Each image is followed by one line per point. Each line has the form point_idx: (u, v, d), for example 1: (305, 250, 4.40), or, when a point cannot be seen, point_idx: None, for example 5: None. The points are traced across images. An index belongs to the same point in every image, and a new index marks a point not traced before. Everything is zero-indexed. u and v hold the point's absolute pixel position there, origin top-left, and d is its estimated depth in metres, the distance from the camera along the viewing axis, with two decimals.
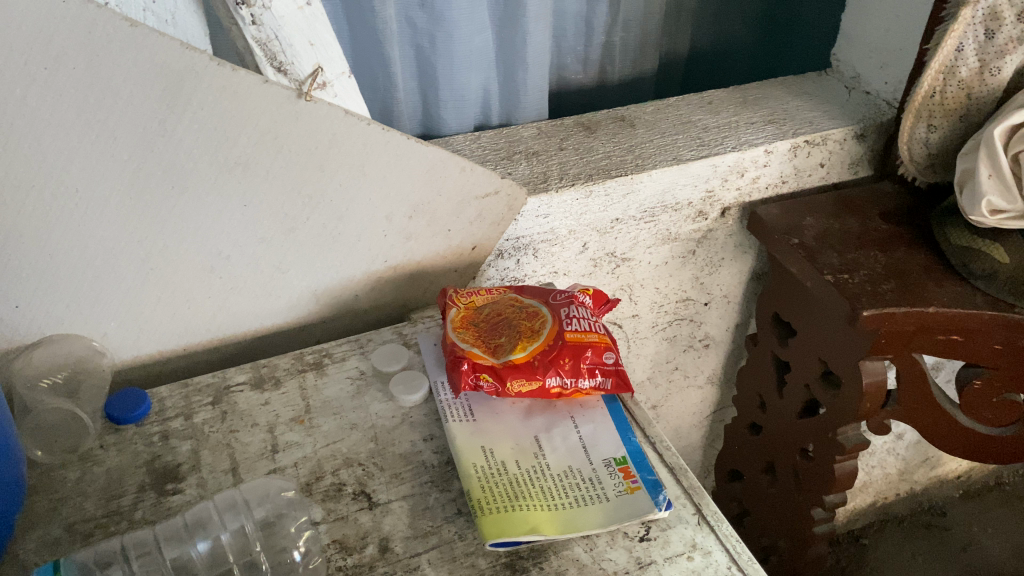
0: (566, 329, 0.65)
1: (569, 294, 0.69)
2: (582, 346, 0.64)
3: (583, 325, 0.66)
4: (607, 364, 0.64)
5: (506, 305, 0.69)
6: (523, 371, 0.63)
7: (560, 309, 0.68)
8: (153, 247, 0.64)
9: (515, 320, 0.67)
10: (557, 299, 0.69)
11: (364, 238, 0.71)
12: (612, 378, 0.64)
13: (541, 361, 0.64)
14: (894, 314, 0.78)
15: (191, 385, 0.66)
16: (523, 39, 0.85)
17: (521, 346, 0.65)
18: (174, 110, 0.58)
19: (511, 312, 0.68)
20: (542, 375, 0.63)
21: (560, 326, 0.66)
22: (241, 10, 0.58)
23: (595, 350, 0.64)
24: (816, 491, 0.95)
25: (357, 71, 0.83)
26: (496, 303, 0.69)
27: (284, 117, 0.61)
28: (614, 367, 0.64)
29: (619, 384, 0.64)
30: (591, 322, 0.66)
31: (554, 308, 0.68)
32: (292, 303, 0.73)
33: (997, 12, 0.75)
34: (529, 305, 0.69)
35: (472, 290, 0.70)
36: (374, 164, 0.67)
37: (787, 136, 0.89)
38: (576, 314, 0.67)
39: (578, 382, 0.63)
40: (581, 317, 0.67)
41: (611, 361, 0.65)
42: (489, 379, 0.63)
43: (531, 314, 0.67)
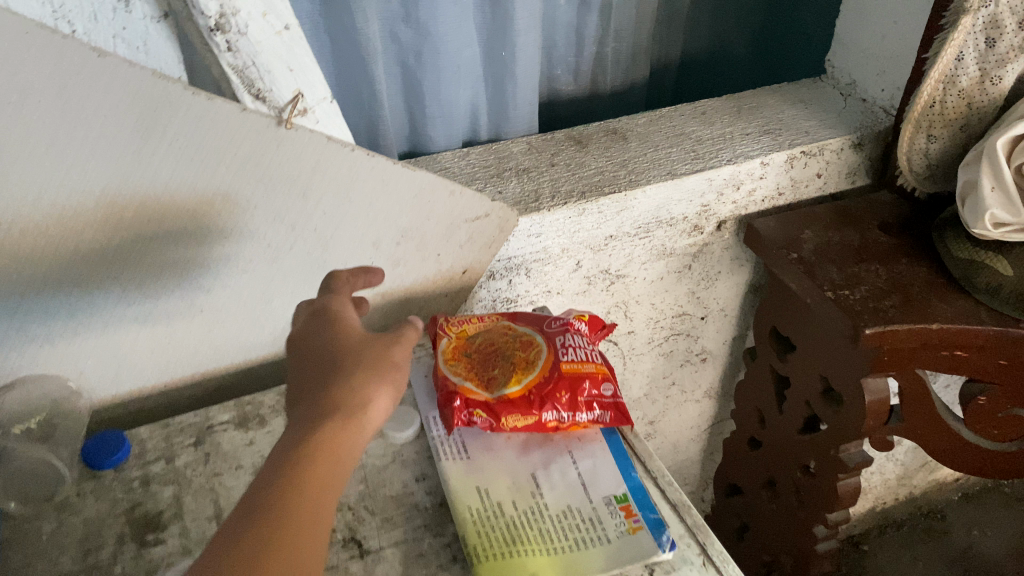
0: (561, 360, 0.63)
1: (565, 322, 0.67)
2: (579, 379, 0.62)
3: (579, 355, 0.63)
4: (605, 396, 0.62)
5: (498, 333, 0.67)
6: (518, 406, 0.61)
7: (555, 337, 0.65)
8: (130, 282, 0.61)
9: (508, 349, 0.65)
10: (552, 327, 0.66)
11: (350, 264, 0.68)
12: (610, 411, 0.62)
13: (536, 395, 0.61)
14: (897, 331, 0.75)
15: (173, 425, 0.64)
16: (512, 53, 0.83)
17: (516, 379, 0.63)
18: (149, 141, 0.55)
19: (504, 340, 0.65)
20: (536, 410, 0.61)
21: (556, 357, 0.63)
22: (216, 37, 0.54)
23: (591, 381, 0.62)
24: (818, 508, 0.93)
25: (341, 88, 0.80)
26: (488, 331, 0.67)
27: (265, 144, 0.58)
28: (612, 400, 0.62)
29: (616, 416, 0.62)
30: (586, 351, 0.64)
31: (549, 336, 0.65)
32: (277, 336, 0.70)
33: (998, 21, 0.72)
34: (523, 333, 0.66)
35: (463, 318, 0.68)
36: (360, 190, 0.64)
37: (784, 147, 0.87)
38: (572, 343, 0.65)
39: (575, 416, 0.61)
40: (577, 347, 0.64)
41: (609, 393, 0.62)
42: (482, 415, 0.61)
43: (525, 343, 0.65)
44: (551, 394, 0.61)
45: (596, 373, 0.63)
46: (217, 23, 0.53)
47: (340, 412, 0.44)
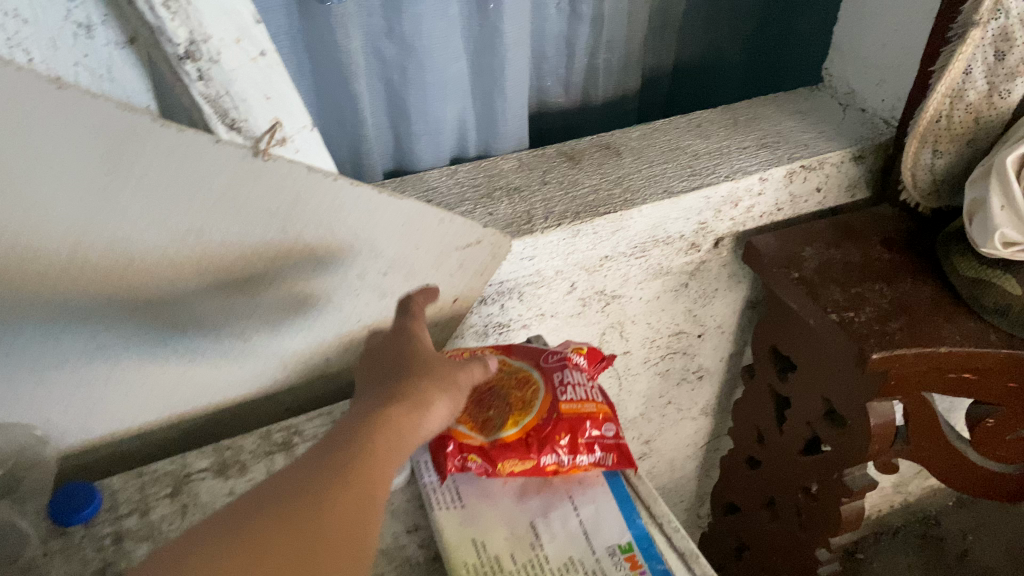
0: (560, 399, 0.60)
1: (562, 356, 0.63)
2: (580, 418, 0.59)
3: (579, 393, 0.60)
4: (606, 438, 0.59)
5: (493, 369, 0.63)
6: (516, 450, 0.58)
7: (553, 374, 0.62)
8: (99, 324, 0.57)
9: (503, 387, 0.62)
10: (549, 362, 0.63)
11: (333, 299, 0.65)
12: (612, 452, 0.59)
13: (534, 437, 0.58)
14: (904, 356, 0.72)
15: (147, 474, 0.60)
16: (501, 67, 0.79)
17: (512, 421, 0.59)
18: (117, 177, 0.51)
19: (499, 378, 0.62)
20: (535, 454, 0.57)
21: (554, 395, 0.60)
22: (187, 65, 0.50)
23: (592, 422, 0.59)
24: (820, 532, 0.91)
25: (322, 106, 0.77)
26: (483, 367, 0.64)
27: (241, 177, 0.54)
28: (615, 441, 0.59)
29: (618, 457, 0.59)
30: (586, 388, 0.61)
31: (546, 373, 0.62)
32: (258, 371, 0.66)
33: (1008, 33, 0.69)
34: (519, 370, 0.63)
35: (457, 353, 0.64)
36: (344, 221, 0.60)
37: (783, 162, 0.83)
38: (571, 379, 0.61)
39: (575, 458, 0.58)
40: (577, 384, 0.61)
41: (611, 434, 0.59)
42: (478, 460, 0.58)
43: (521, 380, 0.62)
44: (550, 436, 0.58)
45: (597, 412, 0.60)
46: (187, 51, 0.50)
47: (411, 409, 0.50)
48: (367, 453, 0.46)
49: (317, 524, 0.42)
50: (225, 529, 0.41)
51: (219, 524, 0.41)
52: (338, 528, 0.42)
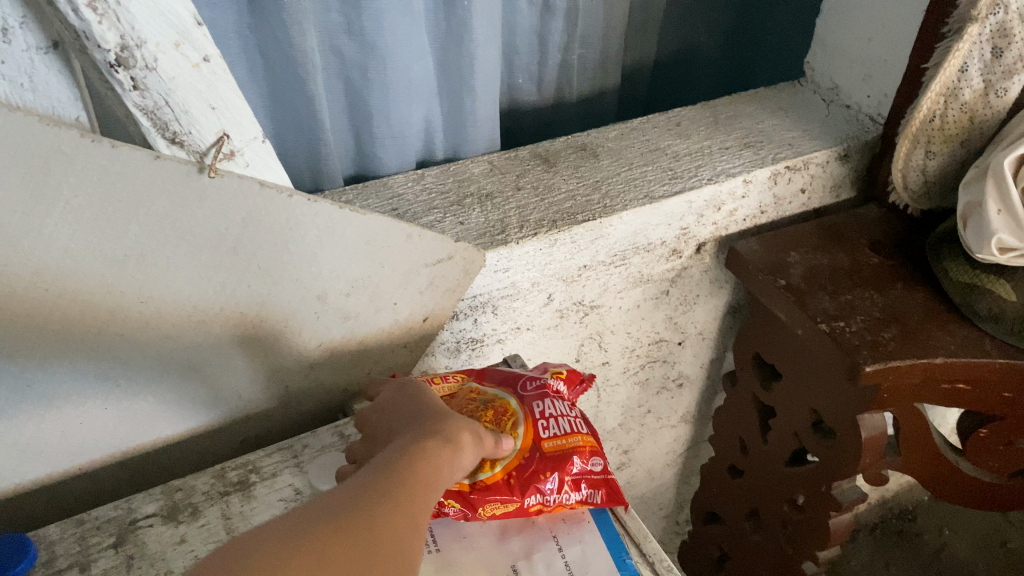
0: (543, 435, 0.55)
1: (541, 383, 0.59)
2: (565, 455, 0.55)
3: (562, 427, 0.56)
4: (594, 473, 0.55)
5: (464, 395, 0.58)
6: (497, 492, 0.53)
7: (531, 403, 0.58)
8: (29, 360, 0.51)
9: (478, 417, 0.56)
10: (528, 391, 0.59)
11: (289, 323, 0.59)
12: (600, 488, 0.55)
13: (516, 477, 0.54)
14: (899, 367, 0.68)
15: (88, 522, 0.55)
16: (470, 66, 0.74)
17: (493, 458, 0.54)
18: (41, 200, 0.46)
19: (473, 407, 0.56)
20: (521, 496, 0.53)
21: (536, 430, 0.56)
22: (119, 73, 0.45)
23: (578, 456, 0.55)
24: (808, 545, 0.87)
25: (277, 111, 0.71)
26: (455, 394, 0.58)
27: (186, 199, 0.49)
28: (602, 477, 0.56)
29: (607, 493, 0.55)
30: (569, 420, 0.57)
31: (524, 402, 0.58)
32: (211, 403, 0.61)
33: (1007, 29, 0.66)
34: (494, 396, 0.58)
35: (425, 378, 0.59)
36: (301, 242, 0.55)
37: (767, 162, 0.79)
38: (552, 411, 0.57)
39: (561, 496, 0.54)
40: (559, 417, 0.57)
41: (599, 468, 0.56)
42: (456, 506, 0.53)
43: (498, 410, 0.56)
44: (537, 476, 0.53)
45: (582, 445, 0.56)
46: (118, 57, 0.44)
47: (447, 452, 0.48)
48: (409, 488, 0.43)
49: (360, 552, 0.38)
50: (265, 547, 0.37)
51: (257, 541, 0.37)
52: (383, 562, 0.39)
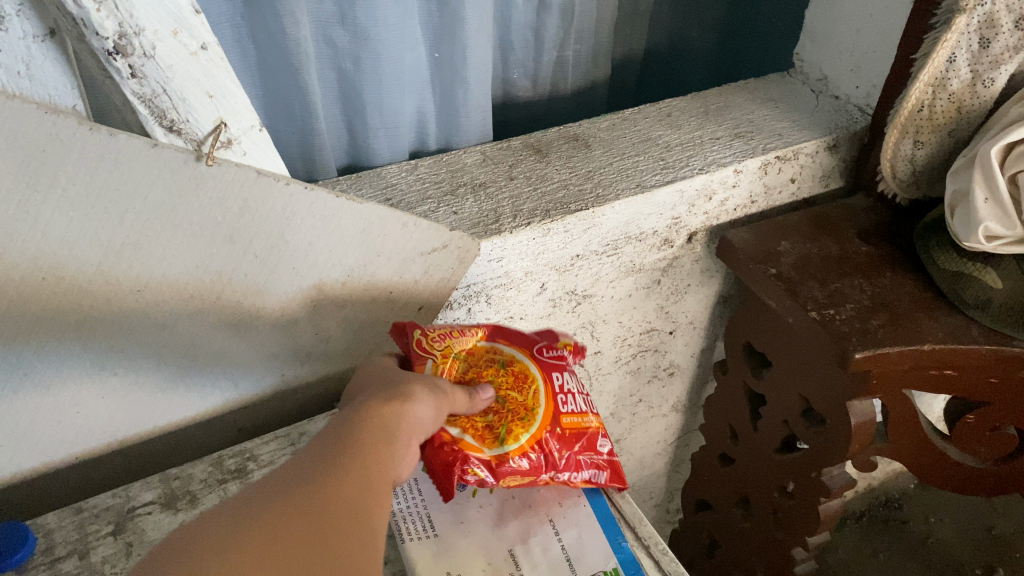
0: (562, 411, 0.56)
1: (558, 353, 0.59)
2: (581, 436, 0.56)
3: (579, 405, 0.57)
4: (602, 456, 0.56)
5: (481, 356, 0.57)
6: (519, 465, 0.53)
7: (551, 373, 0.57)
8: (26, 349, 0.51)
9: (497, 383, 0.55)
10: (544, 357, 0.58)
11: (285, 312, 0.60)
12: (605, 470, 0.56)
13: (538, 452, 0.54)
14: (888, 354, 0.69)
15: (86, 510, 0.55)
16: (463, 57, 0.74)
17: (517, 431, 0.54)
18: (38, 188, 0.46)
19: (493, 371, 0.56)
20: (538, 471, 0.54)
21: (556, 404, 0.56)
22: (116, 61, 0.45)
23: (590, 438, 0.56)
24: (797, 531, 0.89)
25: (270, 102, 0.71)
26: (472, 353, 0.57)
27: (182, 186, 0.49)
28: (608, 460, 0.57)
29: (613, 476, 0.57)
30: (585, 399, 0.57)
31: (544, 371, 0.57)
32: (206, 392, 0.61)
33: (994, 20, 0.67)
34: (511, 360, 0.57)
35: (443, 330, 0.56)
36: (297, 230, 0.55)
37: (757, 152, 0.80)
38: (569, 386, 0.57)
39: (572, 475, 0.55)
40: (575, 394, 0.57)
41: (606, 451, 0.57)
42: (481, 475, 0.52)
43: (519, 378, 0.56)
44: (555, 453, 0.54)
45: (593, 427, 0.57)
46: (116, 45, 0.44)
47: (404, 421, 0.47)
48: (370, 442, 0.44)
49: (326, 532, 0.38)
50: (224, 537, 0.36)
51: (215, 532, 0.36)
52: (345, 519, 0.39)
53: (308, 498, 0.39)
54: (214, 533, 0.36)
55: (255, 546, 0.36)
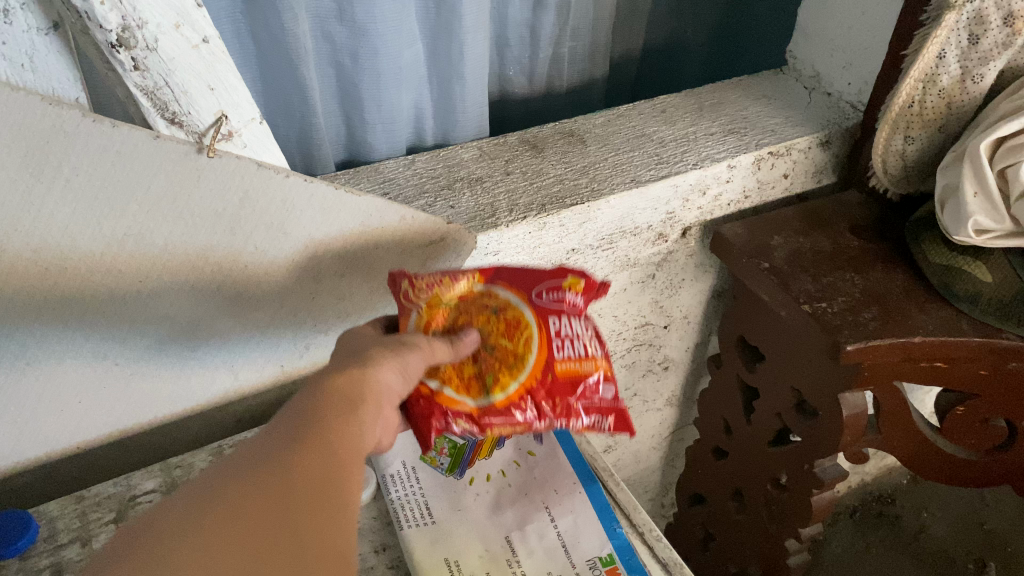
0: (556, 359, 0.55)
1: (562, 291, 0.56)
2: (576, 384, 0.55)
3: (577, 351, 0.55)
4: (603, 402, 0.56)
5: (476, 299, 0.56)
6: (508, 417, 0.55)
7: (549, 317, 0.55)
8: (28, 338, 0.52)
9: (489, 332, 0.56)
10: (545, 298, 0.56)
11: (285, 304, 0.61)
12: (607, 416, 0.56)
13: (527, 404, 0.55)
14: (879, 347, 0.70)
15: (88, 498, 0.56)
16: (460, 53, 0.75)
17: (503, 382, 0.55)
18: (42, 179, 0.47)
19: (485, 319, 0.56)
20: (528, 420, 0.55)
21: (551, 352, 0.55)
22: (120, 54, 0.46)
23: (586, 385, 0.55)
24: (790, 523, 0.89)
25: (269, 97, 0.72)
26: (466, 297, 0.56)
27: (184, 177, 0.50)
28: (611, 406, 0.56)
29: (617, 421, 0.56)
30: (586, 342, 0.56)
31: (541, 314, 0.55)
32: (206, 383, 0.62)
33: (983, 16, 0.67)
34: (506, 305, 0.56)
35: (435, 277, 0.56)
36: (296, 222, 0.56)
37: (751, 148, 0.81)
38: (569, 329, 0.55)
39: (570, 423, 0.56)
40: (576, 338, 0.55)
41: (609, 397, 0.56)
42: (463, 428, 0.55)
43: (511, 325, 0.55)
44: (546, 405, 0.55)
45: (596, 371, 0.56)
46: (119, 38, 0.45)
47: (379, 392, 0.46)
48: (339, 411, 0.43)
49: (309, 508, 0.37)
50: (199, 511, 0.35)
51: (189, 507, 0.35)
52: (319, 489, 0.38)
53: (281, 469, 0.38)
54: (187, 513, 0.35)
55: (231, 520, 0.35)
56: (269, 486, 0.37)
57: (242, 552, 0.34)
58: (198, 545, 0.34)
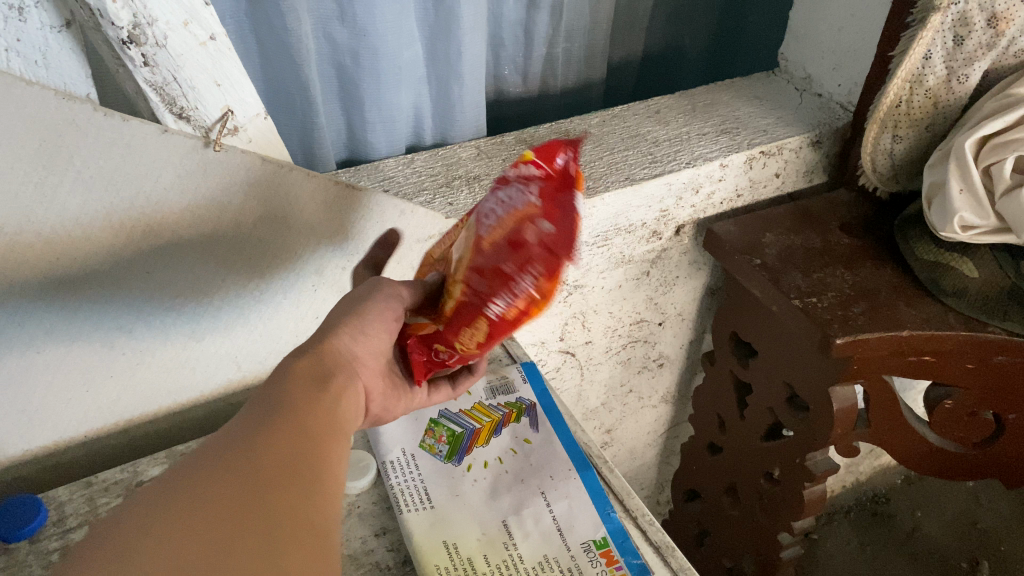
0: (483, 235, 0.48)
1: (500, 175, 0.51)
2: (498, 245, 0.47)
3: (497, 213, 0.48)
4: (529, 249, 0.46)
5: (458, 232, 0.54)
6: (462, 319, 0.51)
7: (481, 204, 0.50)
8: (38, 328, 0.54)
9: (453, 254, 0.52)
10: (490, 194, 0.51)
11: (288, 296, 0.63)
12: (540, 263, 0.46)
13: (469, 297, 0.49)
14: (867, 341, 0.72)
15: (96, 484, 0.58)
16: (458, 53, 0.77)
17: (452, 289, 0.51)
18: (54, 171, 0.49)
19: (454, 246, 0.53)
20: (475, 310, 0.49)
21: (478, 232, 0.49)
22: (130, 50, 0.48)
23: (510, 242, 0.47)
24: (782, 517, 0.91)
25: (271, 96, 0.74)
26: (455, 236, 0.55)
27: (191, 170, 0.53)
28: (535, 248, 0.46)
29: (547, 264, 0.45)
30: (505, 200, 0.48)
31: (478, 206, 0.50)
32: (211, 374, 0.64)
33: (967, 18, 0.69)
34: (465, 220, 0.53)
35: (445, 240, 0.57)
36: (299, 215, 0.58)
37: (743, 147, 0.83)
38: (495, 199, 0.49)
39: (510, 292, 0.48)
40: (499, 201, 0.49)
41: (532, 240, 0.46)
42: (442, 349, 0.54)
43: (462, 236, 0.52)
44: (478, 282, 0.49)
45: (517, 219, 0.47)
46: (130, 35, 0.47)
47: (340, 377, 0.49)
48: (305, 405, 0.44)
49: (278, 489, 0.38)
50: (182, 500, 0.36)
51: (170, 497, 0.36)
52: (295, 476, 0.40)
53: (256, 460, 0.39)
54: (169, 503, 0.36)
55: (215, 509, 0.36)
56: (234, 471, 0.38)
57: (227, 537, 0.35)
58: (175, 526, 0.35)
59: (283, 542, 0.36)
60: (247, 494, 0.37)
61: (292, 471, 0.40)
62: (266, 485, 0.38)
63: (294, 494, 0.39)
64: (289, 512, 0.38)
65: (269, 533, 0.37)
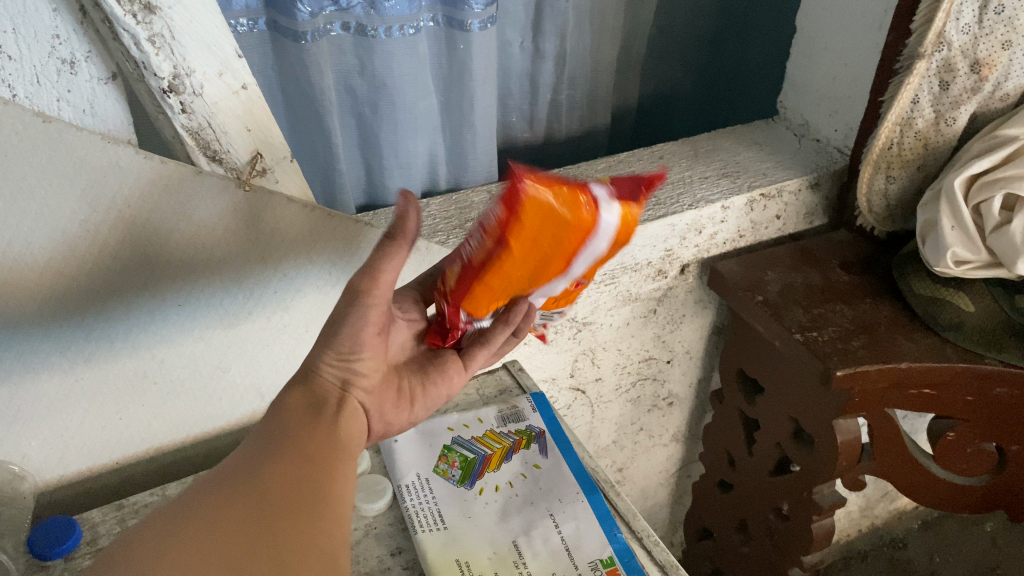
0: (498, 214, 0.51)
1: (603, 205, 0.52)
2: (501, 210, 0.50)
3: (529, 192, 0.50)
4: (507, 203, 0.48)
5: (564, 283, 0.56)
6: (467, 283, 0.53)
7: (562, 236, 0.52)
8: (77, 356, 0.59)
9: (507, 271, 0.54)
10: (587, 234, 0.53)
11: (310, 327, 0.67)
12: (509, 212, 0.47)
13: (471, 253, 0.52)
14: (866, 372, 0.74)
15: (127, 507, 0.62)
16: (470, 103, 0.81)
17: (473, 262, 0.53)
18: (98, 208, 0.54)
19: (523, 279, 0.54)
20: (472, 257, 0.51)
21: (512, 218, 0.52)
22: (170, 98, 0.54)
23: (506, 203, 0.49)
24: (792, 552, 0.92)
25: (296, 145, 0.79)
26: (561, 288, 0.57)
27: (223, 208, 0.58)
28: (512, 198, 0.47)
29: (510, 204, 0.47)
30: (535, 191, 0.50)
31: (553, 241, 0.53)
32: (236, 403, 0.68)
33: (951, 64, 0.73)
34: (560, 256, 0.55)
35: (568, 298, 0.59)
36: (320, 251, 0.63)
37: (743, 190, 0.86)
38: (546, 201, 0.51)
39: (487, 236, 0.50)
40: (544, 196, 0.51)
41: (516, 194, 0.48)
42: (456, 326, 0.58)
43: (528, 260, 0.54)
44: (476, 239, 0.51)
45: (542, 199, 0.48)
46: (170, 85, 0.54)
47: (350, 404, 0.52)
48: (305, 431, 0.48)
49: (274, 513, 0.42)
50: (185, 526, 0.40)
51: (174, 526, 0.40)
52: (297, 495, 0.44)
53: (257, 484, 0.43)
54: (176, 530, 0.40)
55: (217, 531, 0.40)
56: (229, 507, 0.41)
57: (231, 553, 0.39)
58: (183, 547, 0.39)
59: (290, 566, 0.40)
60: (245, 518, 0.41)
61: (291, 502, 0.43)
62: (267, 504, 0.42)
63: (299, 516, 0.43)
64: (286, 542, 0.41)
65: (271, 549, 0.40)
